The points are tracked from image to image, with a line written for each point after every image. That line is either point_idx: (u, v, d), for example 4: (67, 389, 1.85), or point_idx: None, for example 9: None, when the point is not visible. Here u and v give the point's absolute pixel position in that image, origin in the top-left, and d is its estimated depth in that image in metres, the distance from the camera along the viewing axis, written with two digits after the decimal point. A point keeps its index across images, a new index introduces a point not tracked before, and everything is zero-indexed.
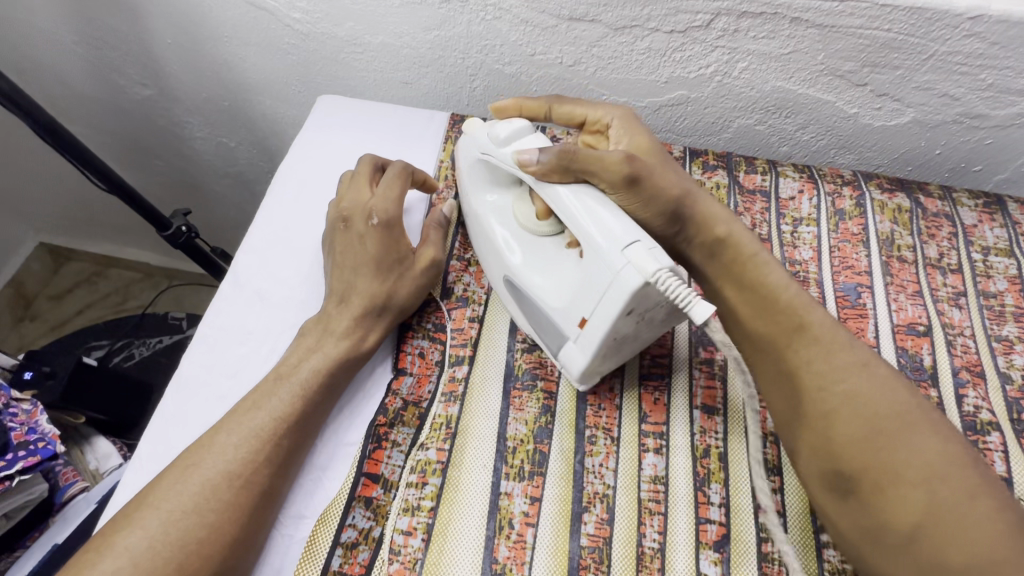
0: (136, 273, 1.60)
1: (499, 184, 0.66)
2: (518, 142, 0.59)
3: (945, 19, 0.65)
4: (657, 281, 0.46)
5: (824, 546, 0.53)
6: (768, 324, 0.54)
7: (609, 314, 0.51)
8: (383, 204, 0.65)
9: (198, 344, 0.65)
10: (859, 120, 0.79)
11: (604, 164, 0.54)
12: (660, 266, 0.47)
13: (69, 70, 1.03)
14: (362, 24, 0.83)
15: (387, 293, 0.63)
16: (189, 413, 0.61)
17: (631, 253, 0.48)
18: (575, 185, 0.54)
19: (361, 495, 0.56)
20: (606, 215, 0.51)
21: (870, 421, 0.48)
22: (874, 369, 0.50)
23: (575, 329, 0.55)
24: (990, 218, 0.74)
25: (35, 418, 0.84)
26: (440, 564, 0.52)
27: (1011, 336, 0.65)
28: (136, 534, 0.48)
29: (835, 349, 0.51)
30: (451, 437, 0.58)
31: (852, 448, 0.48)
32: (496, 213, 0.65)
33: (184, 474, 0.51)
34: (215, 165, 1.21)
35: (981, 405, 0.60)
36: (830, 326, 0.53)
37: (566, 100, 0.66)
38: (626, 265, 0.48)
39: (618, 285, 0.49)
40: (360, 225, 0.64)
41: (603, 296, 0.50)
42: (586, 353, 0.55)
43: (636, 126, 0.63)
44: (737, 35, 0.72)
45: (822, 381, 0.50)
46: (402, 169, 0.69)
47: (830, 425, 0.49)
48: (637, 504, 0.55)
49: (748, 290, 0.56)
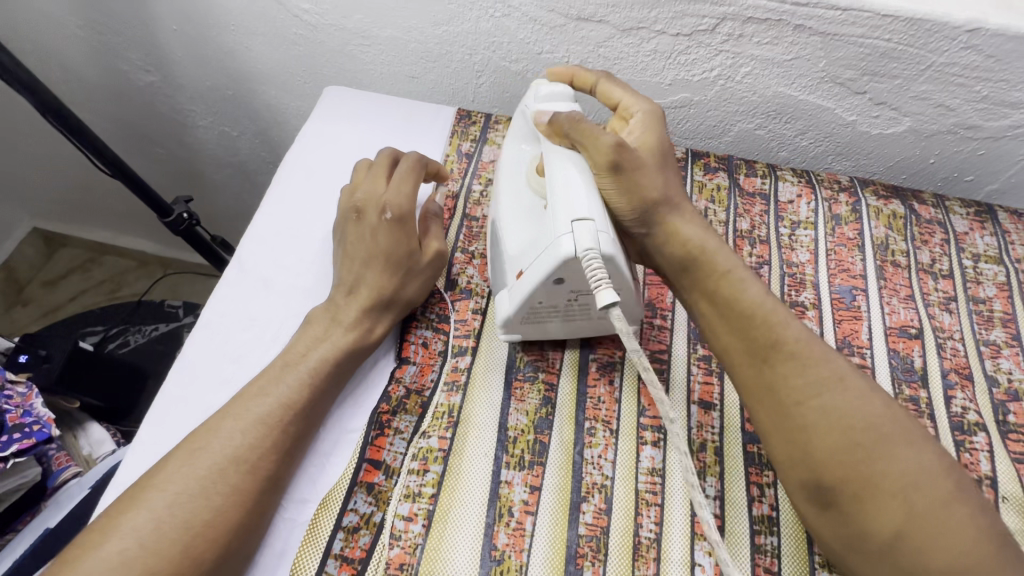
0: (130, 262, 1.59)
1: (537, 141, 0.67)
2: (549, 104, 0.64)
3: (943, 31, 0.67)
4: (584, 257, 0.50)
5: (814, 539, 0.55)
6: (744, 337, 0.54)
7: (537, 273, 0.54)
8: (397, 199, 0.65)
9: (203, 328, 0.66)
10: (857, 128, 0.81)
11: (593, 142, 0.57)
12: (593, 247, 0.51)
13: (72, 55, 1.03)
14: (371, 17, 0.84)
15: (397, 287, 0.63)
16: (192, 396, 0.62)
17: (578, 226, 0.52)
18: (573, 159, 0.58)
19: (363, 481, 0.57)
20: (581, 192, 0.54)
21: (845, 436, 0.49)
22: (849, 384, 0.51)
23: (514, 277, 0.58)
24: (981, 226, 0.76)
25: (30, 402, 0.84)
26: (440, 550, 0.53)
27: (998, 341, 0.67)
28: (144, 515, 0.48)
29: (810, 365, 0.52)
30: (452, 426, 0.59)
31: (831, 464, 0.48)
32: (512, 163, 0.67)
33: (190, 458, 0.52)
34: (217, 154, 1.21)
35: (969, 407, 0.62)
36: (805, 341, 0.53)
37: (614, 81, 0.68)
38: (567, 234, 0.52)
39: (553, 246, 0.52)
40: (372, 218, 0.65)
41: (540, 254, 0.54)
42: (512, 301, 0.58)
43: (654, 122, 0.63)
44: (741, 40, 0.73)
45: (799, 397, 0.51)
46: (414, 162, 0.70)
47: (806, 439, 0.50)
48: (634, 495, 0.56)
49: (725, 305, 0.56)
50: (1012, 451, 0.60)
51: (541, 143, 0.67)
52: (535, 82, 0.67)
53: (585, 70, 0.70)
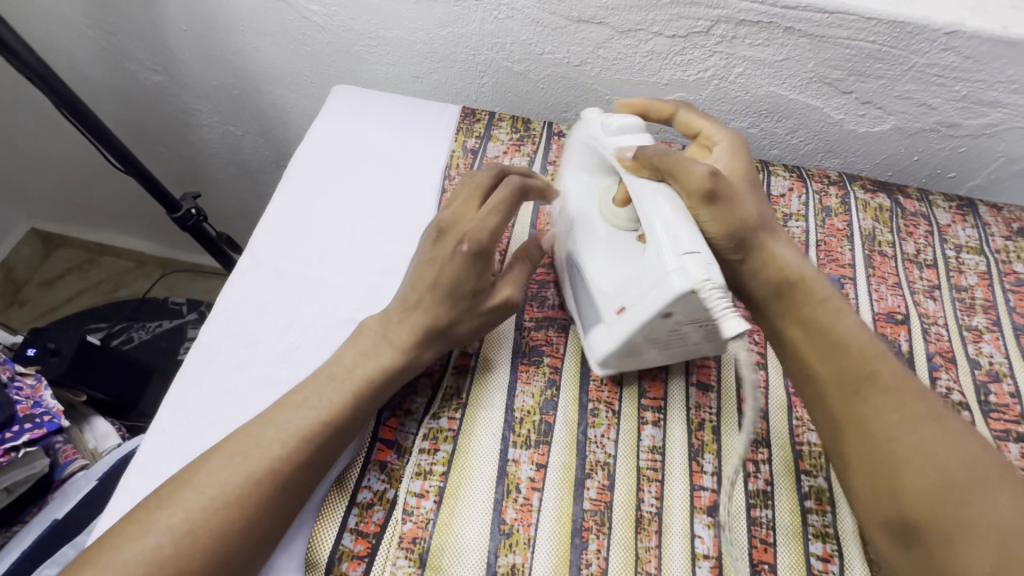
0: (129, 263, 1.60)
1: (596, 171, 0.68)
2: (622, 138, 0.62)
3: (923, 33, 0.71)
4: (701, 289, 0.49)
5: (808, 512, 0.57)
6: (833, 366, 0.53)
7: (646, 312, 0.54)
8: (478, 230, 0.60)
9: (217, 316, 0.68)
10: (845, 126, 0.85)
11: (688, 174, 0.55)
12: (710, 279, 0.49)
13: (81, 55, 1.05)
14: (378, 18, 0.87)
15: (451, 321, 0.62)
16: (207, 381, 0.64)
17: (686, 260, 0.50)
18: (659, 188, 0.56)
19: (376, 459, 0.59)
20: (680, 226, 0.53)
21: (940, 474, 0.46)
22: (949, 424, 0.48)
23: (613, 313, 0.58)
24: (963, 219, 0.79)
25: (40, 394, 0.85)
26: (450, 524, 0.55)
27: (980, 326, 0.71)
28: (180, 516, 0.49)
29: (907, 400, 0.50)
30: (462, 407, 0.62)
31: (920, 498, 0.46)
32: (586, 193, 0.67)
33: (229, 462, 0.52)
34: (221, 153, 1.23)
35: (952, 387, 0.65)
36: (901, 375, 0.51)
37: (693, 109, 0.68)
38: (677, 270, 0.50)
39: (664, 284, 0.51)
40: (450, 243, 0.61)
41: (647, 293, 0.53)
42: (613, 339, 0.58)
43: (741, 151, 0.64)
44: (735, 42, 0.77)
45: (891, 430, 0.49)
46: (514, 186, 0.62)
47: (896, 474, 0.47)
48: (636, 472, 0.59)
49: (818, 332, 0.54)
50: (994, 429, 0.63)
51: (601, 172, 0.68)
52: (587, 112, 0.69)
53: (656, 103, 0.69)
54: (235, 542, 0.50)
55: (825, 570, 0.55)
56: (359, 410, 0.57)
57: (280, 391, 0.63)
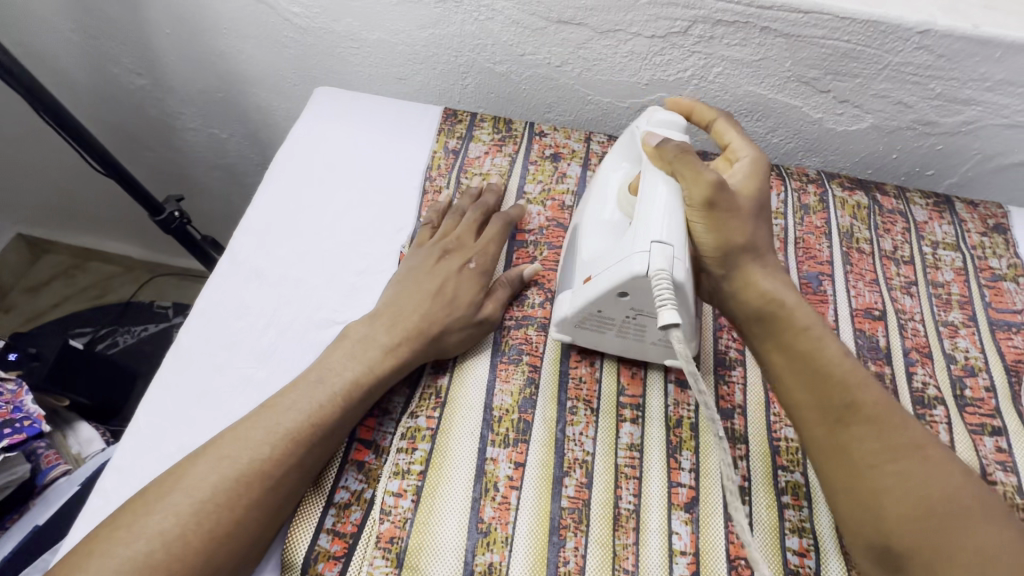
0: (115, 267, 1.59)
1: (630, 160, 0.68)
2: (664, 133, 0.64)
3: (897, 32, 0.72)
4: (654, 275, 0.52)
5: (785, 507, 0.58)
6: (818, 395, 0.53)
7: (608, 279, 0.56)
8: (483, 254, 0.70)
9: (196, 317, 0.68)
10: (823, 124, 0.85)
11: (695, 179, 0.56)
12: (665, 268, 0.53)
13: (64, 59, 1.05)
14: (360, 20, 0.87)
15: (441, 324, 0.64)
16: (185, 383, 0.63)
17: (656, 247, 0.53)
18: (667, 182, 0.58)
19: (354, 459, 0.59)
20: (663, 215, 0.55)
21: (919, 503, 0.47)
22: (930, 453, 0.49)
23: (582, 281, 0.61)
24: (940, 216, 0.80)
25: (20, 399, 0.83)
26: (428, 523, 0.55)
27: (956, 321, 0.71)
28: (169, 520, 0.48)
29: (889, 431, 0.50)
30: (440, 406, 0.62)
31: (901, 526, 0.47)
32: (604, 180, 0.68)
33: (218, 465, 0.51)
34: (207, 156, 1.23)
35: (928, 382, 0.66)
36: (882, 404, 0.52)
37: (733, 125, 0.66)
38: (643, 251, 0.54)
39: (627, 261, 0.54)
40: (457, 262, 0.69)
41: (614, 263, 0.56)
42: (573, 305, 0.61)
43: (760, 171, 0.62)
44: (713, 41, 0.77)
45: (873, 461, 0.50)
46: (507, 220, 0.74)
47: (879, 502, 0.48)
48: (614, 469, 0.59)
49: (801, 359, 0.54)
50: (969, 423, 0.63)
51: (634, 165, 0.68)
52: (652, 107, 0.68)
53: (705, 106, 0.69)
54: (224, 542, 0.49)
55: (801, 564, 0.55)
56: (338, 409, 0.57)
57: (258, 392, 0.63)
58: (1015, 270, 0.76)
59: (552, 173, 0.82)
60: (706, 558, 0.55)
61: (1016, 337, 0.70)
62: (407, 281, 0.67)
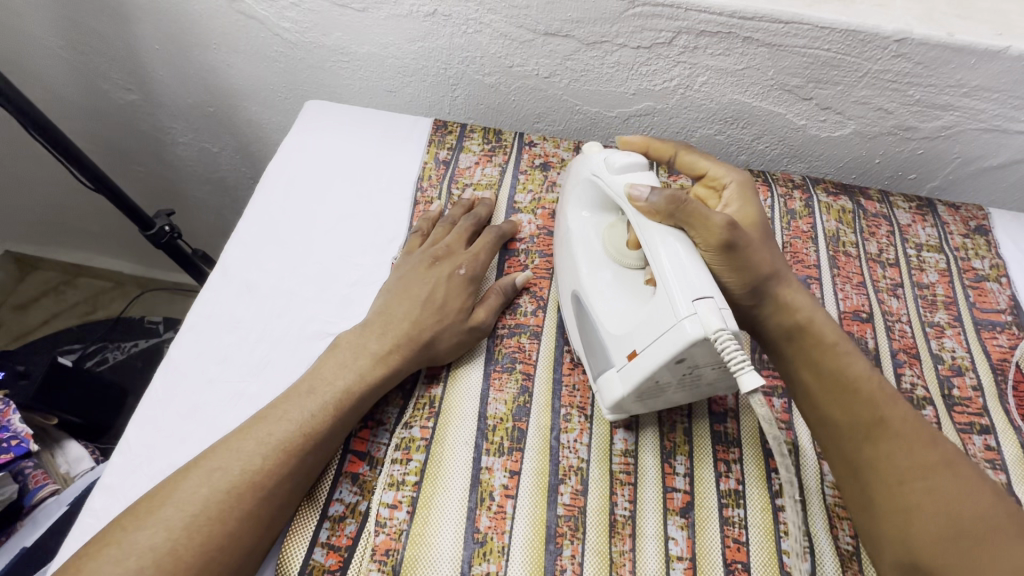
0: (105, 283, 1.57)
1: (598, 207, 0.67)
2: (633, 177, 0.60)
3: (875, 41, 0.73)
4: (716, 338, 0.47)
5: (780, 509, 0.58)
6: (844, 411, 0.54)
7: (658, 354, 0.51)
8: (473, 259, 0.70)
9: (188, 332, 0.67)
10: (807, 131, 0.87)
11: (706, 226, 0.53)
12: (724, 327, 0.47)
13: (54, 76, 1.05)
14: (350, 34, 0.87)
15: (433, 334, 0.64)
16: (177, 398, 0.63)
17: (701, 306, 0.48)
18: (676, 234, 0.54)
19: (348, 471, 0.59)
20: (693, 269, 0.51)
21: (951, 522, 0.47)
22: (960, 470, 0.50)
23: (623, 358, 0.56)
24: (922, 219, 0.82)
25: (7, 417, 0.81)
26: (424, 534, 0.55)
27: (942, 322, 0.72)
28: (160, 536, 0.48)
29: (917, 446, 0.51)
30: (434, 416, 0.62)
31: (932, 545, 0.47)
32: (587, 234, 0.67)
33: (209, 478, 0.51)
34: (197, 170, 1.23)
35: (917, 382, 0.67)
36: (912, 421, 0.53)
37: (693, 151, 0.68)
38: (691, 316, 0.49)
39: (677, 329, 0.49)
40: (448, 268, 0.69)
41: (659, 337, 0.51)
42: (624, 384, 0.55)
43: (750, 195, 0.65)
44: (696, 52, 0.79)
45: (902, 477, 0.50)
46: (496, 234, 0.74)
47: (910, 520, 0.49)
48: (610, 476, 0.59)
49: (830, 376, 0.56)
50: (957, 422, 0.64)
51: (602, 210, 0.67)
52: (585, 149, 0.69)
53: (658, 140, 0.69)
54: (216, 556, 0.48)
55: (797, 567, 0.55)
56: (330, 419, 0.57)
57: (250, 405, 0.62)
58: (998, 271, 0.77)
59: (542, 182, 0.83)
60: (703, 562, 0.55)
61: (1001, 336, 0.71)
62: (399, 288, 0.67)
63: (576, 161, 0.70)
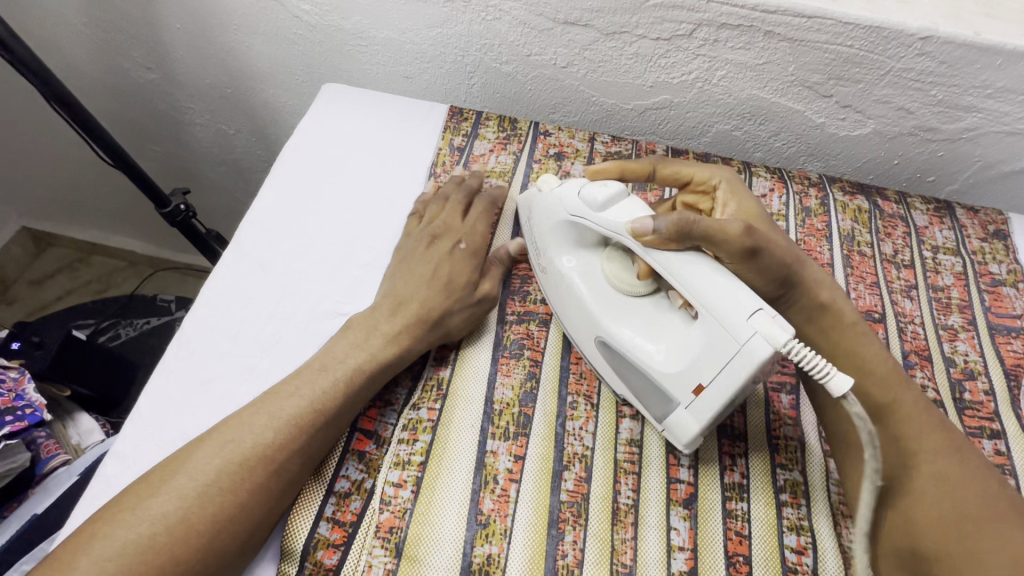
0: (119, 261, 1.59)
1: (577, 247, 0.65)
2: (616, 211, 0.58)
3: (899, 38, 0.72)
4: (790, 351, 0.46)
5: (783, 504, 0.58)
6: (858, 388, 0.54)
7: (733, 381, 0.50)
8: (471, 233, 0.72)
9: (201, 307, 0.68)
10: (826, 130, 0.86)
11: (725, 237, 0.53)
12: (789, 334, 0.47)
13: (76, 52, 1.06)
14: (369, 19, 0.87)
15: (444, 318, 0.64)
16: (189, 371, 0.64)
17: (758, 321, 0.48)
18: (701, 259, 0.53)
19: (355, 449, 0.60)
20: (731, 287, 0.50)
21: (953, 506, 0.48)
22: (967, 456, 0.50)
23: (686, 395, 0.54)
24: (939, 221, 0.81)
25: (22, 387, 0.82)
26: (428, 513, 0.55)
27: (955, 325, 0.72)
28: (173, 503, 0.49)
29: (925, 428, 0.51)
30: (441, 398, 0.62)
31: (928, 528, 0.48)
32: (582, 275, 0.64)
33: (221, 449, 0.52)
34: (214, 152, 1.25)
35: (927, 385, 0.66)
36: (922, 404, 0.53)
37: (670, 163, 0.68)
38: (753, 335, 0.48)
39: (745, 351, 0.48)
40: (448, 244, 0.70)
41: (726, 366, 0.50)
42: (699, 421, 0.53)
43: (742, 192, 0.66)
44: (717, 45, 0.78)
45: (908, 459, 0.50)
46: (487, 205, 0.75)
47: (911, 501, 0.49)
48: (614, 464, 0.59)
49: (847, 359, 0.56)
50: (968, 426, 0.64)
51: (581, 248, 0.65)
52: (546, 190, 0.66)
53: (630, 164, 0.68)
54: (226, 526, 0.49)
55: (800, 562, 0.55)
56: (340, 397, 0.58)
57: (260, 380, 0.63)
58: (1015, 276, 0.76)
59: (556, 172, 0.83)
60: (703, 553, 0.55)
61: (1016, 341, 0.71)
62: (404, 267, 0.68)
63: (538, 210, 0.67)
